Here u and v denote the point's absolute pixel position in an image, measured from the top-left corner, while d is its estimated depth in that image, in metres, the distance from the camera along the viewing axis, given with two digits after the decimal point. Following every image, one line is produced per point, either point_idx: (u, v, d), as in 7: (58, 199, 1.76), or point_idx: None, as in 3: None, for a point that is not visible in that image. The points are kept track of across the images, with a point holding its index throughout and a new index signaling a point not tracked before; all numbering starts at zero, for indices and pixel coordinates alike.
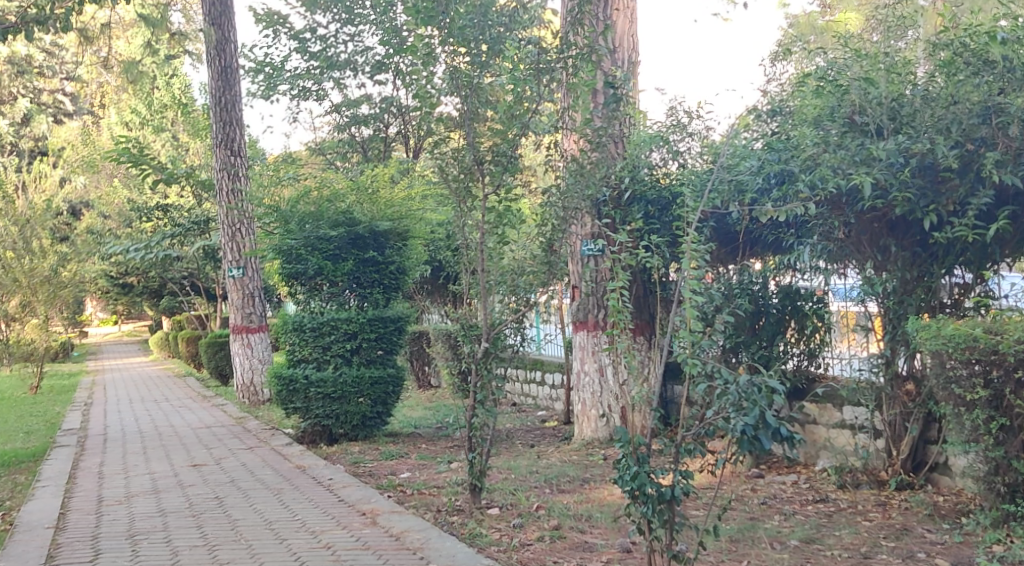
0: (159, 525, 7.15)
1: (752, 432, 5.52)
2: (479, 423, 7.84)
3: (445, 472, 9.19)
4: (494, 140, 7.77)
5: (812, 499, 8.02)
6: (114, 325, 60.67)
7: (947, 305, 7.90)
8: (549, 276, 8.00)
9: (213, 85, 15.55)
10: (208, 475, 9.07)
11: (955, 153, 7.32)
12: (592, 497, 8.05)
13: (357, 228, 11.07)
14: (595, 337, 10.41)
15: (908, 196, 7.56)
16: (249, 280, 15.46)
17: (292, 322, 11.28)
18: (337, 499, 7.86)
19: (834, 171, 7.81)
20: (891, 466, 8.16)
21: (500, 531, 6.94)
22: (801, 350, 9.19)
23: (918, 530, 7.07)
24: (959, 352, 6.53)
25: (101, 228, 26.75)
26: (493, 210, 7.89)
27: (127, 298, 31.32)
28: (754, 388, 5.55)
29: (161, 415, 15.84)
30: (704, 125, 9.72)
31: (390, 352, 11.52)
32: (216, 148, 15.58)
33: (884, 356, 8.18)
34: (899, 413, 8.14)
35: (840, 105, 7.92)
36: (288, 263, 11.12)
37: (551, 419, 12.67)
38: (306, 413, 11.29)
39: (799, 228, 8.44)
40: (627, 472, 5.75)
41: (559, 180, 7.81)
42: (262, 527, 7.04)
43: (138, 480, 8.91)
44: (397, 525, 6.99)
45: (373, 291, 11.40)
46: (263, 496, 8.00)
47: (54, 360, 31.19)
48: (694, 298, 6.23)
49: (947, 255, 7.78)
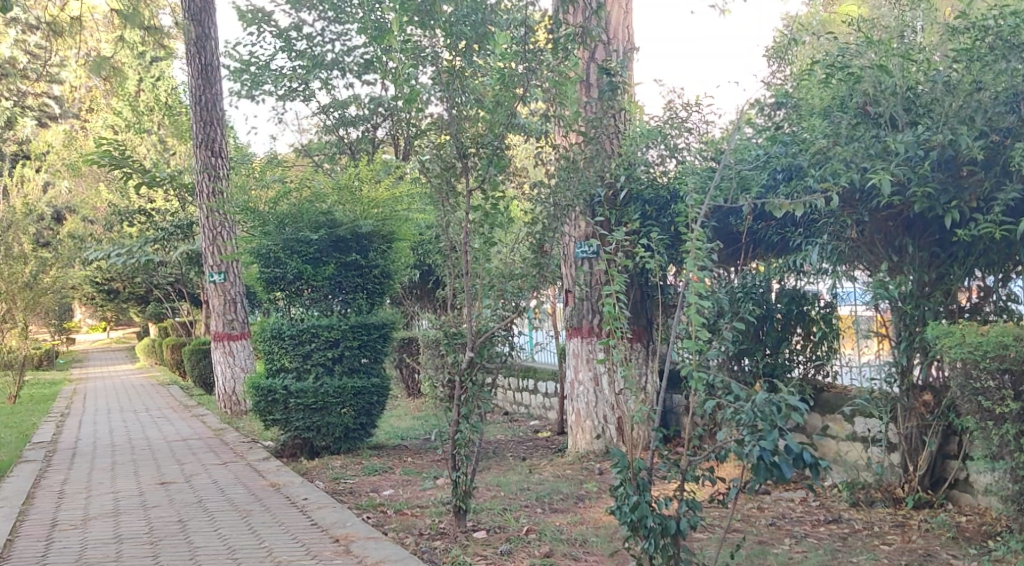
0: (111, 554, 6.56)
1: (771, 458, 4.92)
2: (464, 439, 7.27)
3: (430, 490, 8.59)
4: (478, 131, 7.13)
5: (824, 519, 7.44)
6: (100, 333, 59.85)
7: (966, 310, 7.39)
8: (540, 279, 7.33)
9: (193, 83, 14.96)
10: (175, 495, 8.47)
11: (981, 144, 6.75)
12: (587, 517, 7.48)
13: (338, 230, 10.49)
14: (589, 344, 9.82)
15: (927, 191, 7.00)
16: (231, 285, 14.83)
17: (270, 330, 10.64)
18: (308, 523, 7.28)
19: (846, 165, 7.30)
20: (908, 484, 7.60)
21: (486, 560, 6.35)
22: (807, 359, 8.58)
23: (943, 556, 6.47)
24: (986, 362, 6.09)
25: (84, 234, 26.14)
26: (479, 209, 7.26)
27: (112, 305, 30.68)
28: (772, 408, 5.00)
29: (140, 426, 15.22)
30: (704, 120, 9.19)
31: (375, 361, 10.92)
32: (196, 149, 14.96)
33: (899, 365, 7.59)
34: (916, 426, 7.58)
35: (851, 94, 7.35)
36: (265, 267, 10.52)
37: (545, 429, 12.11)
38: (285, 425, 10.70)
39: (807, 228, 7.96)
40: (626, 502, 5.21)
41: (550, 177, 7.31)
42: (224, 558, 6.44)
43: (99, 501, 8.31)
44: (372, 554, 6.40)
45: (355, 296, 10.83)
46: (230, 520, 7.41)
47: (35, 369, 30.52)
48: (700, 302, 5.67)
49: (968, 256, 7.24)
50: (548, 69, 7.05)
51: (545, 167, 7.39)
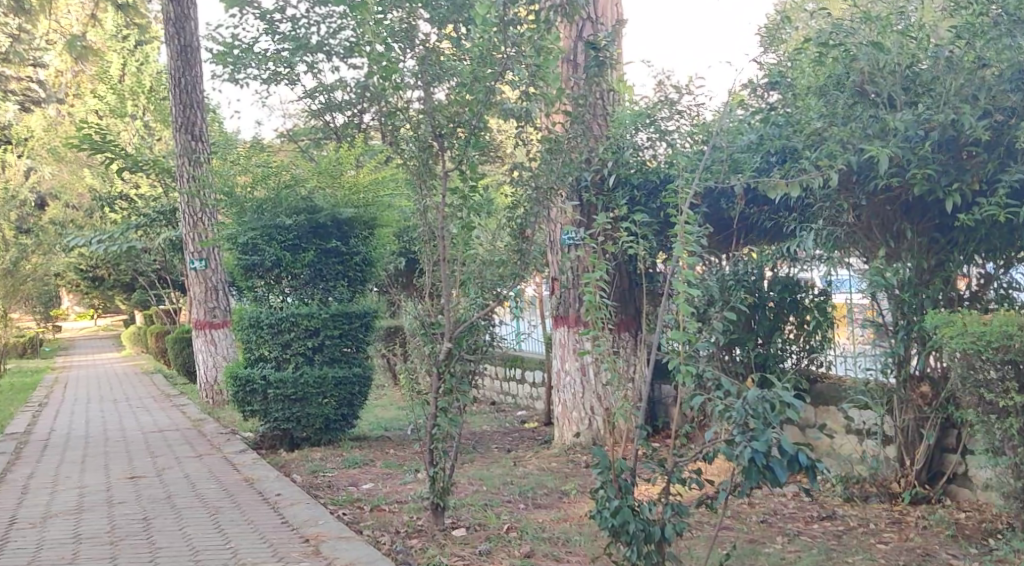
0: (67, 556, 6.24)
1: (763, 460, 4.61)
2: (441, 434, 6.88)
3: (410, 484, 8.28)
4: (458, 108, 6.76)
5: (817, 516, 7.15)
6: (88, 320, 59.48)
7: (965, 298, 7.11)
8: (522, 267, 6.98)
9: (172, 64, 14.51)
10: (143, 490, 8.14)
11: (984, 124, 6.45)
12: (571, 514, 7.19)
13: (319, 216, 10.15)
14: (575, 333, 9.51)
15: (928, 173, 6.68)
16: (212, 273, 14.51)
17: (248, 318, 10.26)
18: (279, 521, 6.98)
19: (842, 146, 6.94)
20: (904, 478, 7.33)
21: (463, 560, 6.05)
22: (799, 348, 8.30)
23: (942, 556, 6.17)
24: (990, 353, 5.79)
25: (67, 220, 25.69)
26: (456, 191, 6.87)
27: (97, 291, 30.31)
28: (766, 405, 4.66)
29: (117, 416, 14.88)
30: (695, 101, 8.84)
31: (357, 350, 10.60)
32: (176, 132, 14.55)
33: (896, 355, 7.25)
34: (913, 418, 7.28)
35: (847, 73, 6.98)
36: (242, 255, 10.14)
37: (531, 419, 11.84)
38: (264, 416, 10.38)
39: (802, 212, 7.64)
40: (607, 506, 4.91)
41: (534, 158, 6.99)
42: (186, 559, 6.12)
43: (63, 496, 7.98)
44: (343, 556, 6.08)
45: (336, 284, 10.49)
46: (198, 519, 7.08)
47: (18, 358, 30.16)
48: (688, 290, 5.33)
49: (968, 242, 6.95)
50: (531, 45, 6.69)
51: (527, 148, 6.99)
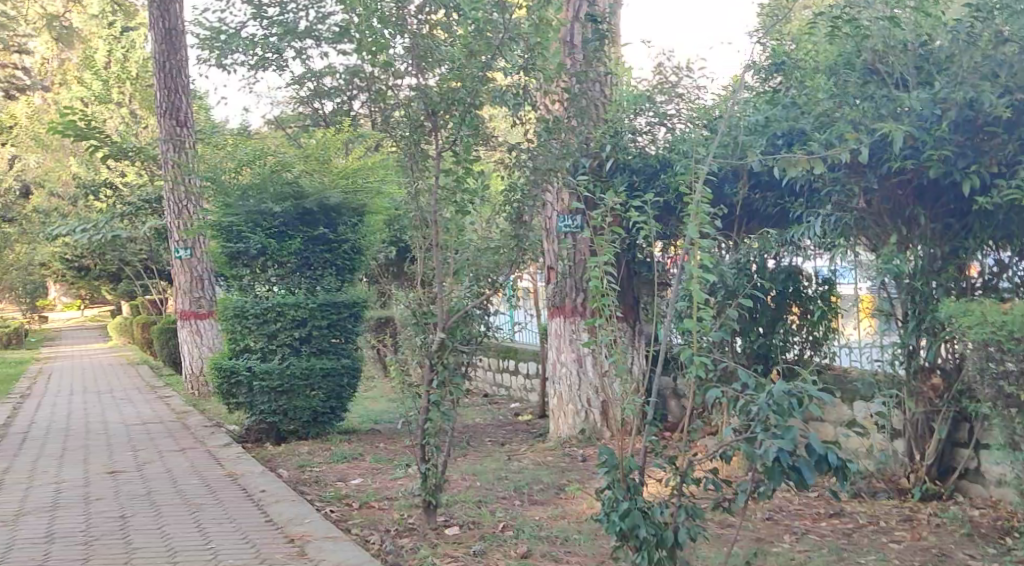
0: (36, 557, 5.91)
1: (789, 461, 4.31)
2: (433, 429, 6.51)
3: (401, 479, 7.98)
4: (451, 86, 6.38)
5: (825, 513, 6.88)
6: (74, 310, 58.87)
7: (978, 286, 6.81)
8: (518, 252, 6.72)
9: (156, 47, 14.11)
10: (122, 487, 7.81)
11: (1005, 102, 6.16)
12: (569, 510, 6.90)
13: (305, 202, 9.82)
14: (572, 324, 9.18)
15: (944, 155, 6.40)
16: (197, 262, 14.11)
17: (232, 308, 9.90)
18: (262, 520, 6.67)
19: (853, 127, 6.66)
20: (914, 473, 7.08)
21: (457, 561, 5.75)
22: (803, 338, 7.99)
23: (959, 556, 5.88)
24: (1012, 343, 5.43)
25: (50, 208, 25.21)
26: (449, 173, 6.50)
27: (81, 282, 29.81)
28: (791, 402, 4.36)
29: (99, 408, 14.48)
30: (694, 85, 8.62)
31: (345, 341, 10.26)
32: (159, 116, 14.15)
33: (905, 346, 6.96)
34: (924, 411, 6.98)
35: (857, 51, 6.74)
36: (227, 242, 9.83)
37: (525, 412, 11.57)
38: (250, 409, 10.07)
39: (810, 198, 7.39)
40: (615, 510, 4.63)
41: (531, 141, 6.69)
42: (162, 561, 5.79)
43: (38, 493, 7.65)
44: (330, 557, 5.77)
45: (324, 273, 10.13)
46: (178, 517, 6.77)
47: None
48: (699, 277, 5.00)
49: (984, 228, 6.65)
50: (529, 19, 6.38)
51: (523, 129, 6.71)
